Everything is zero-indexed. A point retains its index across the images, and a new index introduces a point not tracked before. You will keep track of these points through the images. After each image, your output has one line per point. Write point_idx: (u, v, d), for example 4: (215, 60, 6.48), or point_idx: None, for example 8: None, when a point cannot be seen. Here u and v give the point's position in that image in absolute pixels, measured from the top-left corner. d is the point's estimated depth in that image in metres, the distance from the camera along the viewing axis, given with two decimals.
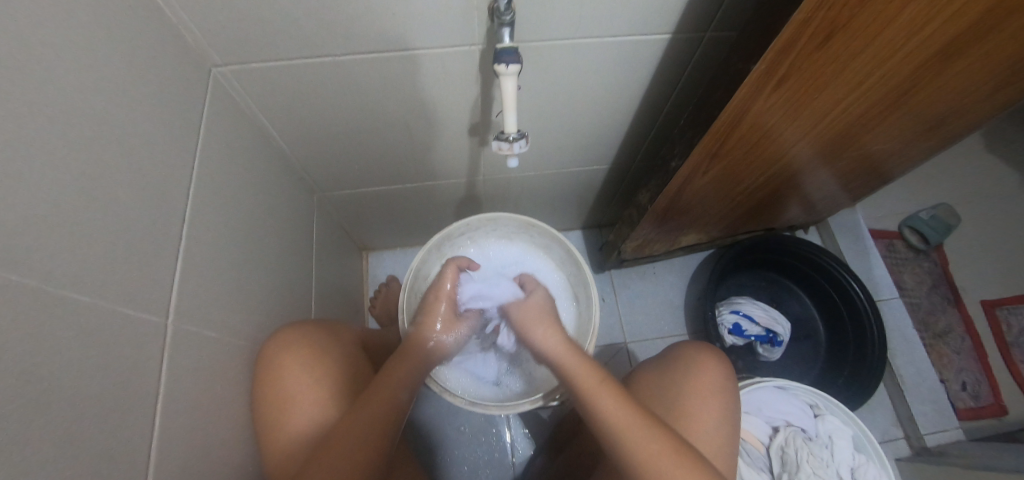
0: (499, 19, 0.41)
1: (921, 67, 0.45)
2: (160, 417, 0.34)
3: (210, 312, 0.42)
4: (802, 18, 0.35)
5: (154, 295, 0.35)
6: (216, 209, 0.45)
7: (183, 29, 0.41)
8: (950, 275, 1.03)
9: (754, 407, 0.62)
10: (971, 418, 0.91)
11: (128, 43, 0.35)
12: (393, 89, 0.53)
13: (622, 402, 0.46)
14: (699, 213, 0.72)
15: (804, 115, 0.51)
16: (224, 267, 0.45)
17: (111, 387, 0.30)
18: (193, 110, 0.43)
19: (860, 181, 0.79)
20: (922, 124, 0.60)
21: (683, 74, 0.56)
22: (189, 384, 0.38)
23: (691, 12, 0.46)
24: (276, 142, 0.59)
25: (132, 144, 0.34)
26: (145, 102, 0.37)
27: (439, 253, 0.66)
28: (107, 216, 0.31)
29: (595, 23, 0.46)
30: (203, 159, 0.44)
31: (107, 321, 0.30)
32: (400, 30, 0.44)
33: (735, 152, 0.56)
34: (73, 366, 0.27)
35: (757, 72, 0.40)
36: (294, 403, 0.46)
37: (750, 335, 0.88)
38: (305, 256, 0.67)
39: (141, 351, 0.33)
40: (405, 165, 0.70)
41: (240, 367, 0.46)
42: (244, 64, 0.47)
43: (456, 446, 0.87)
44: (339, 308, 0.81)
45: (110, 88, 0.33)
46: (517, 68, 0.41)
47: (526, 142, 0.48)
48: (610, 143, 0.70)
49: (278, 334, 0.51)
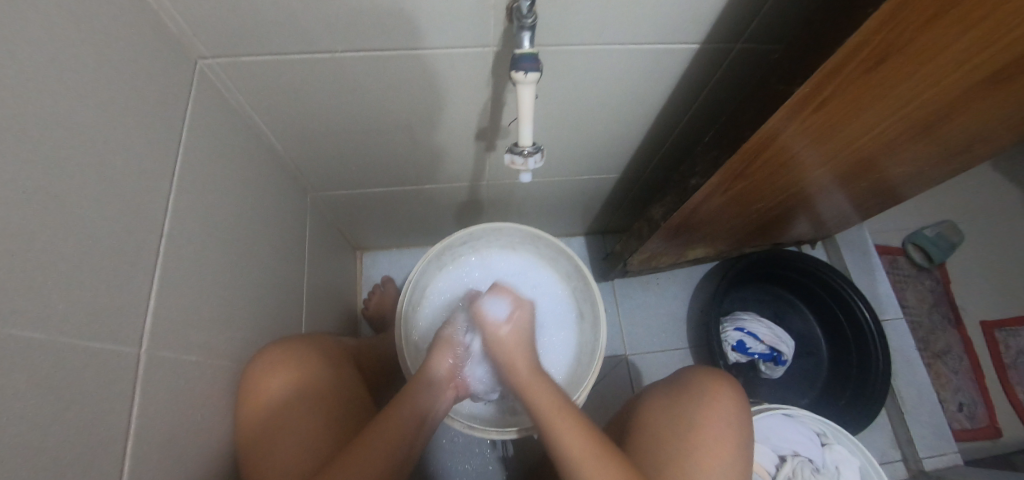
0: (520, 21, 0.37)
1: (961, 96, 0.43)
2: (130, 458, 0.31)
3: (191, 333, 0.38)
4: (859, 39, 0.33)
5: (125, 321, 0.31)
6: (199, 218, 0.41)
7: (166, 18, 0.37)
8: (951, 294, 1.02)
9: (762, 435, 0.60)
10: (967, 440, 0.91)
11: (101, 35, 0.31)
12: (397, 89, 0.49)
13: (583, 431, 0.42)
14: (712, 230, 0.70)
15: (833, 141, 0.49)
16: (207, 281, 0.41)
17: (73, 432, 0.27)
18: (175, 108, 0.39)
19: (874, 202, 0.77)
20: (948, 150, 0.58)
21: (706, 85, 0.53)
22: (164, 417, 0.34)
23: (723, 23, 0.43)
24: (268, 140, 0.55)
25: (103, 151, 0.31)
26: (119, 103, 0.32)
27: (440, 264, 0.63)
28: (70, 236, 0.27)
29: (620, 29, 0.43)
30: (186, 163, 0.40)
31: (69, 358, 0.27)
32: (408, 27, 0.40)
33: (758, 174, 0.53)
34: (25, 416, 0.24)
35: (800, 94, 0.39)
36: (288, 429, 0.43)
37: (754, 353, 0.86)
38: (296, 261, 0.63)
39: (109, 387, 0.30)
40: (406, 168, 0.66)
41: (222, 391, 0.42)
42: (234, 59, 0.43)
43: (449, 456, 0.85)
44: (331, 313, 0.77)
45: (78, 86, 0.29)
46: (537, 76, 0.37)
47: (542, 156, 0.45)
48: (623, 152, 0.66)
49: (263, 355, 0.48)
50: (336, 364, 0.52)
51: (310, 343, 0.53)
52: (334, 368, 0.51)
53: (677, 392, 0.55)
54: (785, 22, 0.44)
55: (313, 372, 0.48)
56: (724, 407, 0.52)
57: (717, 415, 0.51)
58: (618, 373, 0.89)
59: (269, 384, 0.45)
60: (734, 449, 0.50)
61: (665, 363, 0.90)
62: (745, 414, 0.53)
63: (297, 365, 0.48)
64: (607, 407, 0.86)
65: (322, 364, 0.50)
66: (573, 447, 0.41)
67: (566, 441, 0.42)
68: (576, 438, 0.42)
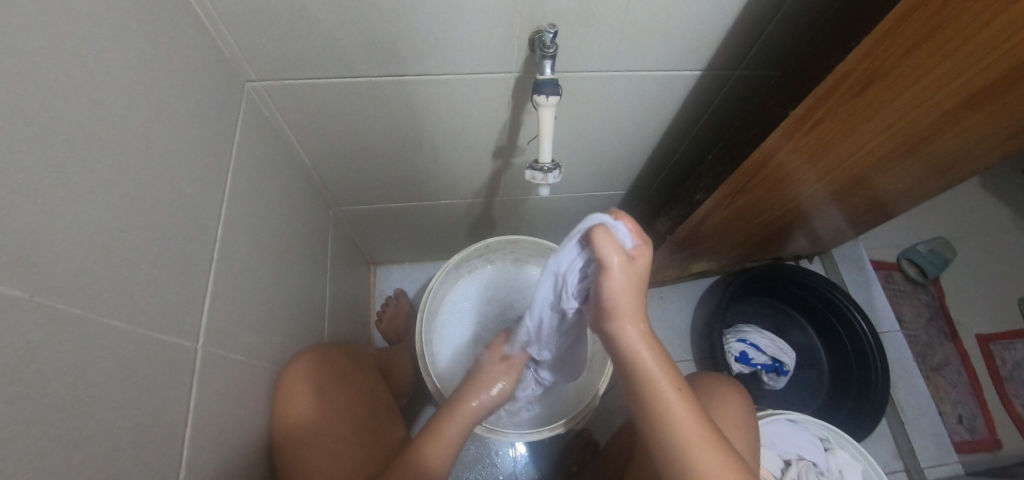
0: (543, 51, 0.41)
1: (943, 116, 0.47)
2: (187, 442, 0.33)
3: (236, 333, 0.41)
4: (847, 67, 0.38)
5: (187, 320, 0.34)
6: (243, 228, 0.44)
7: (223, 43, 0.41)
8: (946, 308, 1.04)
9: (768, 440, 0.62)
10: (969, 452, 0.92)
11: (174, 61, 0.35)
12: (423, 111, 0.53)
13: (651, 345, 0.39)
14: (715, 243, 0.73)
15: (828, 158, 0.53)
16: (249, 286, 0.44)
17: (144, 417, 0.29)
18: (228, 127, 0.43)
19: (869, 217, 0.80)
20: (935, 166, 0.62)
21: (710, 106, 0.57)
22: (214, 411, 0.37)
23: (725, 50, 0.48)
24: (300, 157, 0.59)
25: (172, 164, 0.34)
26: (185, 122, 0.36)
27: (457, 274, 0.66)
28: (149, 238, 0.31)
29: (632, 57, 0.47)
30: (235, 177, 0.43)
31: (145, 350, 0.30)
32: (439, 55, 0.45)
33: (759, 189, 0.57)
34: (110, 398, 0.27)
35: (795, 116, 0.43)
36: (312, 435, 0.46)
37: (756, 364, 0.89)
38: (320, 272, 0.66)
39: (173, 377, 0.32)
40: (426, 183, 0.70)
41: (261, 390, 0.45)
42: (278, 81, 0.47)
43: (460, 466, 0.85)
44: (349, 324, 0.79)
45: (154, 105, 0.32)
46: (557, 99, 0.41)
47: (560, 171, 0.48)
48: (630, 170, 0.70)
49: (298, 356, 0.51)
50: (364, 372, 0.58)
51: (342, 357, 0.56)
52: (362, 375, 0.56)
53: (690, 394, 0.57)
54: (782, 49, 0.48)
55: (340, 375, 0.53)
56: (734, 410, 0.54)
57: (726, 419, 0.53)
58: None
59: (305, 393, 0.48)
60: (745, 450, 0.52)
61: None
62: (752, 417, 0.55)
63: (328, 380, 0.51)
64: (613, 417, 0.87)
65: (350, 370, 0.55)
66: (690, 443, 0.37)
67: (672, 419, 0.38)
68: (688, 419, 0.38)
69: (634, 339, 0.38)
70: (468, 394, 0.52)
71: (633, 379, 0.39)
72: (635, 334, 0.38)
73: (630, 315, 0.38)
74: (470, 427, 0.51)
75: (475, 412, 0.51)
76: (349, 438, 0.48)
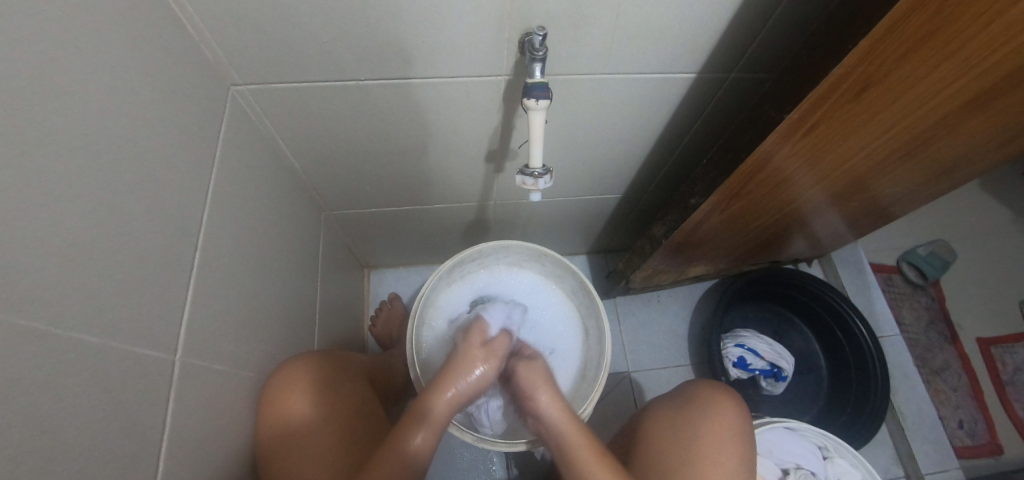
0: (532, 54, 0.40)
1: (943, 119, 0.46)
2: (164, 458, 0.32)
3: (219, 343, 0.40)
4: (844, 69, 0.37)
5: (165, 331, 0.33)
6: (227, 235, 0.43)
7: (205, 46, 0.40)
8: (947, 311, 1.03)
9: (765, 448, 0.61)
10: (970, 457, 0.91)
11: (152, 65, 0.34)
12: (413, 114, 0.52)
13: (566, 415, 0.51)
14: (712, 247, 0.72)
15: (826, 161, 0.52)
16: (233, 294, 0.43)
17: (117, 433, 0.28)
18: (211, 132, 0.42)
19: (867, 220, 0.79)
20: (934, 169, 0.61)
21: (705, 109, 0.56)
22: (194, 423, 0.36)
23: (719, 52, 0.47)
24: (288, 161, 0.58)
25: (150, 171, 0.33)
26: (164, 128, 0.35)
27: (450, 279, 0.65)
28: (123, 248, 0.30)
29: (625, 60, 0.46)
30: (219, 183, 0.42)
31: (118, 363, 0.29)
32: (426, 58, 0.44)
33: (756, 192, 0.56)
34: (79, 415, 0.26)
35: (792, 119, 0.42)
36: (298, 440, 0.45)
37: (755, 369, 0.86)
38: (310, 278, 0.65)
39: (149, 391, 0.31)
40: (418, 187, 0.69)
41: (245, 400, 0.44)
42: (263, 85, 0.46)
43: (454, 473, 0.84)
44: (341, 329, 0.78)
45: (130, 111, 0.32)
46: (547, 103, 0.40)
47: (551, 176, 0.47)
48: (624, 173, 0.69)
49: (284, 365, 0.50)
50: (353, 377, 0.57)
51: (331, 363, 0.55)
52: (350, 380, 0.56)
53: (685, 404, 0.56)
54: (777, 52, 0.47)
55: (328, 378, 0.52)
56: (730, 419, 0.53)
57: (722, 428, 0.52)
58: (623, 389, 0.90)
59: (292, 399, 0.47)
60: (741, 459, 0.51)
61: (667, 379, 0.91)
62: (749, 426, 0.54)
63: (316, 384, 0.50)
64: (609, 423, 0.87)
65: (338, 375, 0.54)
66: None
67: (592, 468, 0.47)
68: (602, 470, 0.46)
69: (555, 415, 0.50)
70: (442, 388, 0.49)
71: (557, 444, 0.50)
72: (555, 411, 0.51)
73: (541, 387, 0.52)
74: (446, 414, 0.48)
75: (453, 398, 0.49)
76: (337, 448, 0.46)
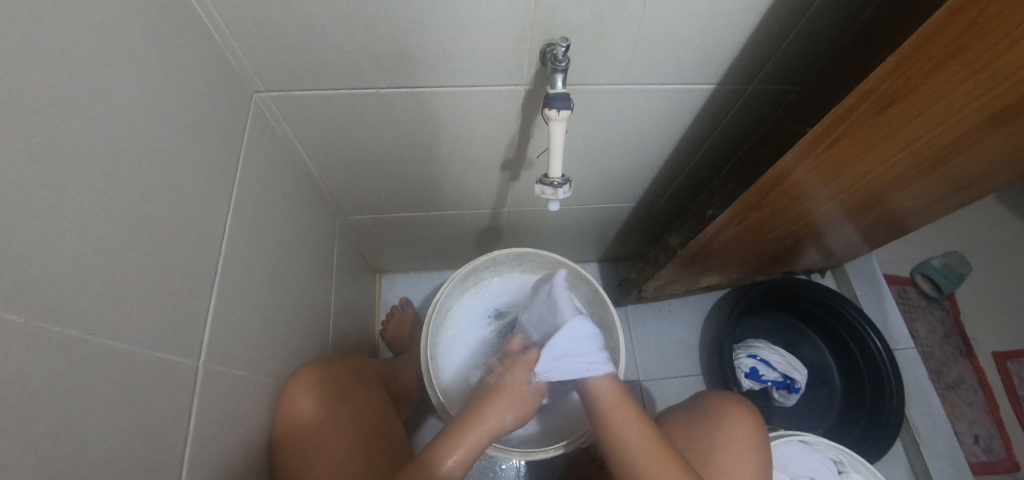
0: (554, 65, 0.40)
1: (966, 134, 0.46)
2: (185, 465, 0.32)
3: (238, 349, 0.40)
4: (868, 86, 0.37)
5: (188, 336, 0.34)
6: (247, 241, 0.43)
7: (230, 54, 0.41)
8: (961, 325, 1.02)
9: (780, 462, 0.60)
10: (985, 474, 0.89)
11: (179, 73, 0.35)
12: (431, 122, 0.53)
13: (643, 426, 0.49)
14: (726, 257, 0.72)
15: (845, 174, 0.51)
16: (252, 299, 0.43)
17: (141, 439, 0.29)
18: (234, 138, 0.42)
19: (883, 233, 0.78)
20: (954, 183, 0.60)
21: (722, 121, 0.56)
22: (214, 430, 0.36)
23: (740, 64, 0.47)
24: (306, 167, 0.58)
25: (176, 178, 0.33)
26: (189, 135, 0.35)
27: (464, 286, 0.65)
28: (150, 254, 0.30)
29: (645, 71, 0.46)
30: (241, 189, 0.43)
31: (143, 369, 0.29)
32: (448, 67, 0.44)
33: (774, 205, 0.56)
34: (105, 422, 0.26)
35: (814, 133, 0.42)
36: (316, 445, 0.45)
37: (768, 381, 0.86)
38: (325, 283, 0.65)
39: (171, 397, 0.32)
40: (433, 194, 0.69)
41: (261, 406, 0.44)
42: (285, 92, 0.46)
43: None
44: (353, 334, 0.78)
45: (158, 119, 0.32)
46: (569, 114, 0.40)
47: (570, 186, 0.47)
48: (639, 182, 0.69)
49: (301, 370, 0.50)
50: (369, 385, 0.57)
51: (347, 369, 0.55)
52: (366, 388, 0.56)
53: (699, 415, 0.55)
54: (798, 64, 0.47)
55: (345, 386, 0.52)
56: (746, 433, 0.53)
57: (737, 442, 0.52)
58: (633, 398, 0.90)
59: (309, 405, 0.47)
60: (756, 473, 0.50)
61: (677, 389, 0.91)
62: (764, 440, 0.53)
63: (333, 391, 0.50)
64: None
65: (354, 382, 0.55)
66: None
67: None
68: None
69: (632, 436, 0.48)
70: (486, 413, 0.50)
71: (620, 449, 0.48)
72: (633, 431, 0.48)
73: (626, 414, 0.50)
74: (490, 435, 0.49)
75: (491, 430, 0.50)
76: (356, 458, 0.46)
